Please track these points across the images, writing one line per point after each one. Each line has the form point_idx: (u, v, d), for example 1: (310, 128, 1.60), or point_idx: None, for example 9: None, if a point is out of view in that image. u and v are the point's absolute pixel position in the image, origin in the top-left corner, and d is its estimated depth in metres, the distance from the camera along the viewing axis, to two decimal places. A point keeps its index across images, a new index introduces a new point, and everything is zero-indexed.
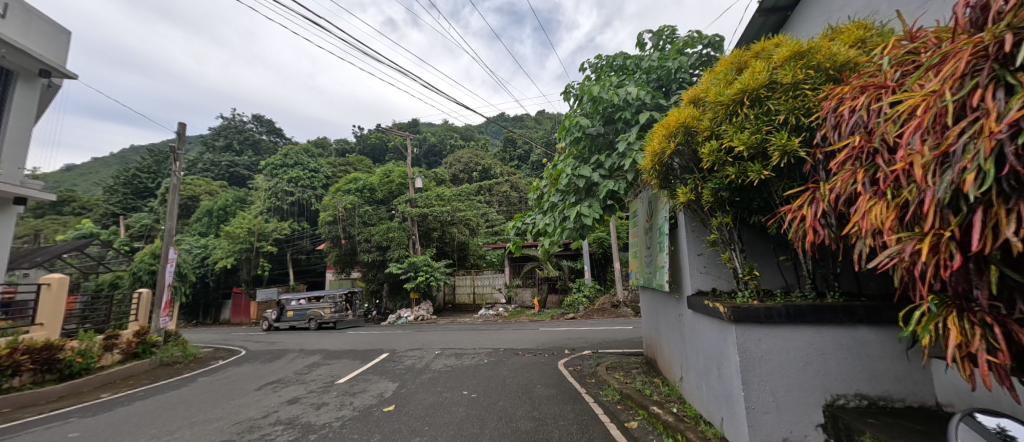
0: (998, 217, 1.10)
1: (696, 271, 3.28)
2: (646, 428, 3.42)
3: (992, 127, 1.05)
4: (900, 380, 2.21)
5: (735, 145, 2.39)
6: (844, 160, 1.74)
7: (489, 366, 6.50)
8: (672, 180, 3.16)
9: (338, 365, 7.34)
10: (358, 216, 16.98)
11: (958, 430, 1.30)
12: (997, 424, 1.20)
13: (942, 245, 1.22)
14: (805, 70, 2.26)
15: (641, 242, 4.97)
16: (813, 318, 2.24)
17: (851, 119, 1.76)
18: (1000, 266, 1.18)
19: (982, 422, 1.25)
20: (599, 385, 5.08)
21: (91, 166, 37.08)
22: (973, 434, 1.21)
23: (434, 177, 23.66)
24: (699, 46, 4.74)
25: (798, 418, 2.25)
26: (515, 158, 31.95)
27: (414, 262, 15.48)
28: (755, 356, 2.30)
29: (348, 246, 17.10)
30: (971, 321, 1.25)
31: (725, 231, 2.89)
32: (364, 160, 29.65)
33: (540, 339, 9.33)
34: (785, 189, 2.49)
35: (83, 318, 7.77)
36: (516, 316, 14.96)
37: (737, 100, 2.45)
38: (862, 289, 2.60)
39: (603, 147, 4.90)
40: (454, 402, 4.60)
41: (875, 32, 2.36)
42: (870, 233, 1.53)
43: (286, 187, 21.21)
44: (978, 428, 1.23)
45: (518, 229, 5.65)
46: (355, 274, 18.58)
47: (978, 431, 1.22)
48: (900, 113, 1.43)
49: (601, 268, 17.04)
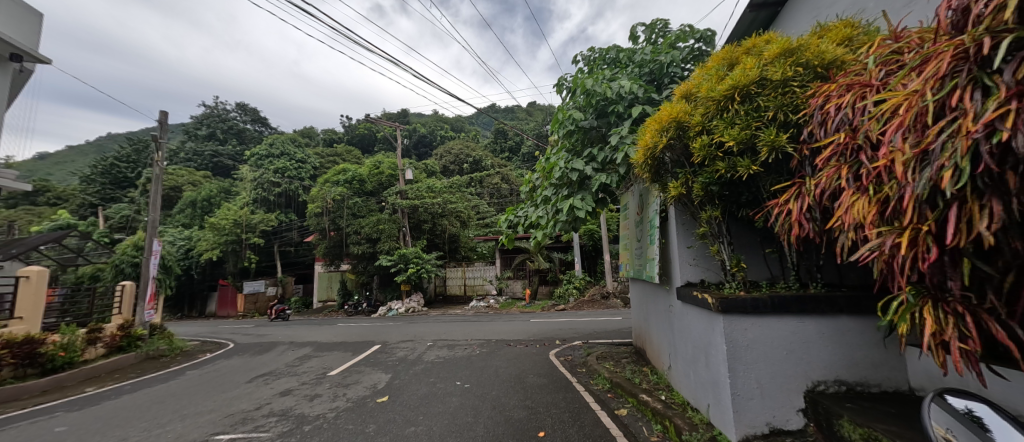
0: (971, 212, 1.15)
1: (685, 263, 3.36)
2: (636, 416, 3.54)
3: (969, 127, 1.09)
4: (878, 367, 2.33)
5: (725, 140, 2.46)
6: (829, 156, 1.81)
7: (481, 357, 6.57)
8: (664, 174, 3.23)
9: (330, 357, 7.31)
10: (347, 207, 16.82)
11: (944, 402, 1.13)
12: (965, 404, 1.06)
13: (920, 239, 1.28)
14: (794, 67, 2.30)
15: (632, 235, 5.06)
16: (796, 308, 2.33)
17: (837, 117, 1.81)
18: (972, 258, 1.24)
19: (947, 400, 1.11)
20: (589, 374, 5.18)
21: (65, 155, 35.85)
22: (941, 414, 1.09)
23: (425, 169, 23.45)
24: (690, 40, 4.80)
25: (781, 403, 2.36)
26: (507, 150, 31.82)
27: (405, 254, 15.42)
28: (741, 345, 2.38)
29: (337, 237, 17.06)
30: (944, 310, 1.31)
31: (714, 225, 2.97)
32: (353, 151, 29.16)
33: (531, 330, 9.42)
34: (772, 183, 2.56)
35: (63, 311, 7.60)
36: (507, 308, 15.14)
37: (728, 96, 2.49)
38: (843, 280, 2.69)
39: (595, 140, 4.93)
40: (447, 392, 4.65)
41: (861, 30, 2.40)
42: (853, 226, 1.60)
43: (272, 178, 20.79)
44: (947, 410, 1.09)
45: (510, 221, 5.73)
46: (343, 266, 18.41)
47: (949, 414, 1.07)
48: (883, 111, 1.48)
49: (591, 260, 17.31)
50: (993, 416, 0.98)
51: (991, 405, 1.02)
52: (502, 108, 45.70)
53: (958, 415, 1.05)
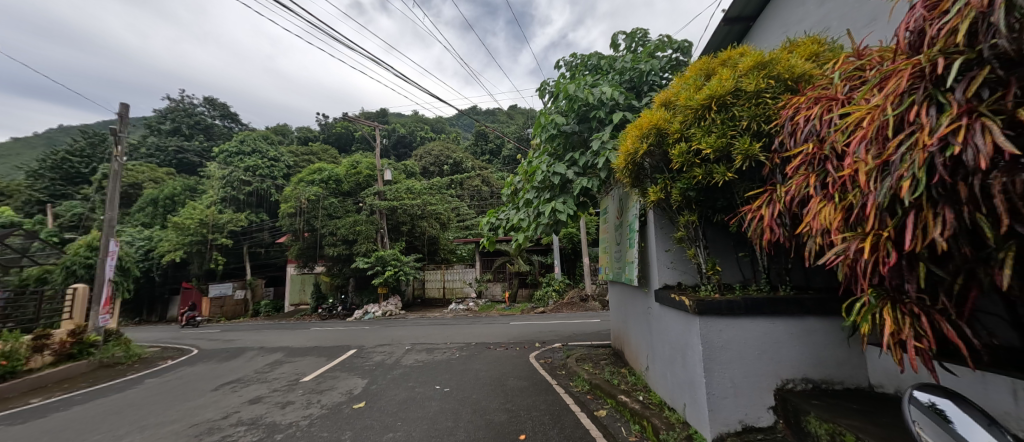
0: (927, 220, 1.23)
1: (663, 266, 3.45)
2: (614, 416, 3.60)
3: (925, 140, 1.17)
4: (842, 366, 2.45)
5: (703, 148, 2.55)
6: (798, 165, 1.90)
7: (461, 360, 6.52)
8: (644, 179, 3.31)
9: (303, 362, 7.09)
10: (322, 208, 16.36)
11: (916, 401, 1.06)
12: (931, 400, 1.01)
13: (881, 245, 1.36)
14: (766, 80, 2.41)
15: (611, 238, 5.15)
16: (767, 310, 2.43)
17: (805, 128, 1.91)
18: (926, 263, 1.33)
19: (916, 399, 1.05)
20: (569, 376, 5.22)
21: (10, 148, 33.43)
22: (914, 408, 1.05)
23: (404, 169, 23.13)
24: (669, 49, 4.95)
25: (753, 401, 2.45)
26: (488, 152, 31.79)
27: (382, 256, 15.09)
28: (716, 345, 2.47)
29: (311, 239, 16.67)
30: (903, 311, 1.40)
31: (691, 229, 3.06)
32: (329, 150, 28.45)
33: (511, 332, 9.43)
34: (745, 190, 2.66)
35: (6, 316, 7.05)
36: (486, 310, 15.11)
37: (705, 105, 2.58)
38: (810, 283, 2.83)
39: (577, 144, 5.01)
40: (427, 396, 4.60)
41: (827, 47, 2.55)
42: (820, 232, 1.69)
43: (243, 176, 20.01)
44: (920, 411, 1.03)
45: (492, 224, 5.76)
46: (317, 268, 17.91)
47: (922, 414, 1.01)
48: (848, 124, 1.57)
49: (571, 263, 17.52)
50: (963, 415, 0.94)
51: (963, 402, 0.97)
52: (483, 110, 45.61)
53: (929, 413, 1.00)
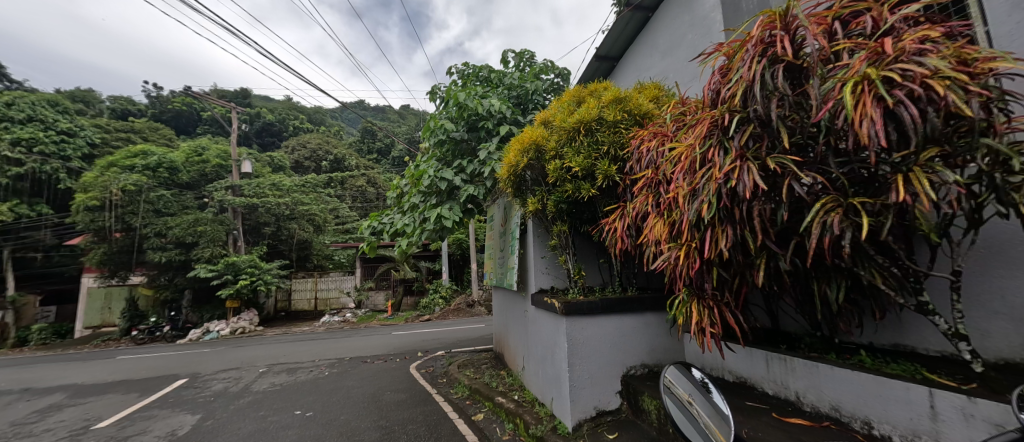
0: (718, 235, 1.60)
1: (539, 271, 3.74)
2: (491, 418, 3.72)
3: (716, 174, 1.53)
4: (669, 351, 3.02)
5: (572, 166, 2.87)
6: (641, 187, 2.29)
7: (330, 378, 5.91)
8: (525, 190, 3.56)
9: (102, 403, 5.49)
10: (143, 201, 12.66)
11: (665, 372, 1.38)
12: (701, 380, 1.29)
13: (689, 253, 1.73)
14: (621, 113, 2.84)
15: (496, 245, 5.35)
16: (618, 308, 2.85)
17: (647, 157, 2.31)
18: (718, 268, 1.74)
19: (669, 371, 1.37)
20: (450, 384, 5.21)
21: None
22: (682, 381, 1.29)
23: (269, 162, 20.10)
24: (551, 74, 5.44)
25: (604, 388, 2.82)
26: (374, 151, 29.77)
27: (235, 262, 12.65)
28: (578, 342, 2.76)
29: (126, 241, 12.69)
30: (704, 305, 1.80)
31: (563, 238, 3.40)
32: (163, 130, 22.93)
33: (392, 343, 8.95)
34: (605, 205, 3.08)
35: None
36: (366, 321, 14.03)
37: (576, 128, 2.92)
38: (650, 284, 3.40)
39: (465, 152, 5.09)
40: (283, 425, 4.04)
41: (665, 93, 3.13)
42: (654, 242, 2.06)
43: (9, 153, 14.18)
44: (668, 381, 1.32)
45: (373, 228, 5.45)
46: (135, 279, 14.13)
47: (687, 379, 1.30)
48: (674, 157, 1.95)
49: (458, 269, 17.59)
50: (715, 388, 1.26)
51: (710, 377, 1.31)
52: (371, 107, 42.65)
53: (695, 386, 1.27)
